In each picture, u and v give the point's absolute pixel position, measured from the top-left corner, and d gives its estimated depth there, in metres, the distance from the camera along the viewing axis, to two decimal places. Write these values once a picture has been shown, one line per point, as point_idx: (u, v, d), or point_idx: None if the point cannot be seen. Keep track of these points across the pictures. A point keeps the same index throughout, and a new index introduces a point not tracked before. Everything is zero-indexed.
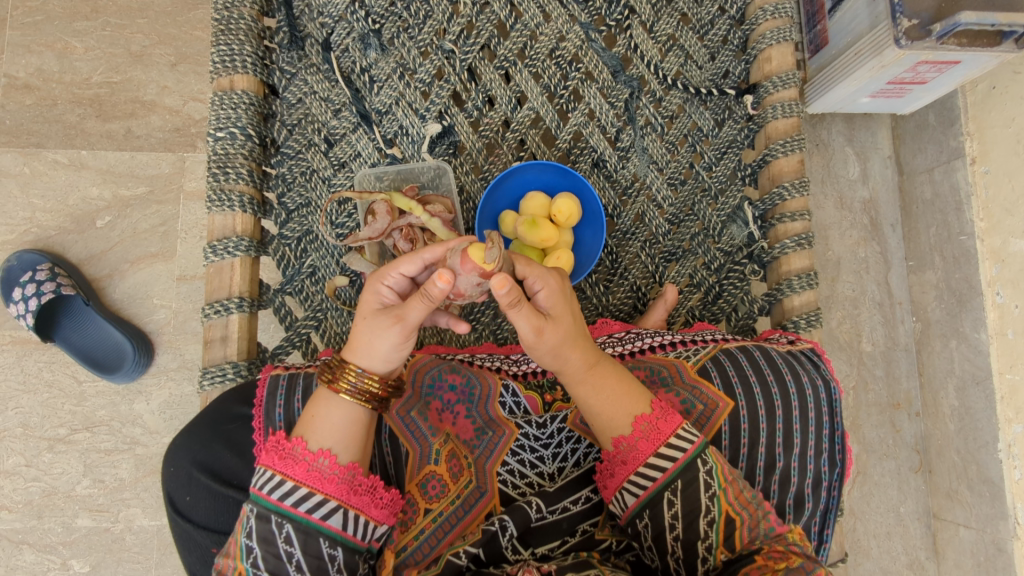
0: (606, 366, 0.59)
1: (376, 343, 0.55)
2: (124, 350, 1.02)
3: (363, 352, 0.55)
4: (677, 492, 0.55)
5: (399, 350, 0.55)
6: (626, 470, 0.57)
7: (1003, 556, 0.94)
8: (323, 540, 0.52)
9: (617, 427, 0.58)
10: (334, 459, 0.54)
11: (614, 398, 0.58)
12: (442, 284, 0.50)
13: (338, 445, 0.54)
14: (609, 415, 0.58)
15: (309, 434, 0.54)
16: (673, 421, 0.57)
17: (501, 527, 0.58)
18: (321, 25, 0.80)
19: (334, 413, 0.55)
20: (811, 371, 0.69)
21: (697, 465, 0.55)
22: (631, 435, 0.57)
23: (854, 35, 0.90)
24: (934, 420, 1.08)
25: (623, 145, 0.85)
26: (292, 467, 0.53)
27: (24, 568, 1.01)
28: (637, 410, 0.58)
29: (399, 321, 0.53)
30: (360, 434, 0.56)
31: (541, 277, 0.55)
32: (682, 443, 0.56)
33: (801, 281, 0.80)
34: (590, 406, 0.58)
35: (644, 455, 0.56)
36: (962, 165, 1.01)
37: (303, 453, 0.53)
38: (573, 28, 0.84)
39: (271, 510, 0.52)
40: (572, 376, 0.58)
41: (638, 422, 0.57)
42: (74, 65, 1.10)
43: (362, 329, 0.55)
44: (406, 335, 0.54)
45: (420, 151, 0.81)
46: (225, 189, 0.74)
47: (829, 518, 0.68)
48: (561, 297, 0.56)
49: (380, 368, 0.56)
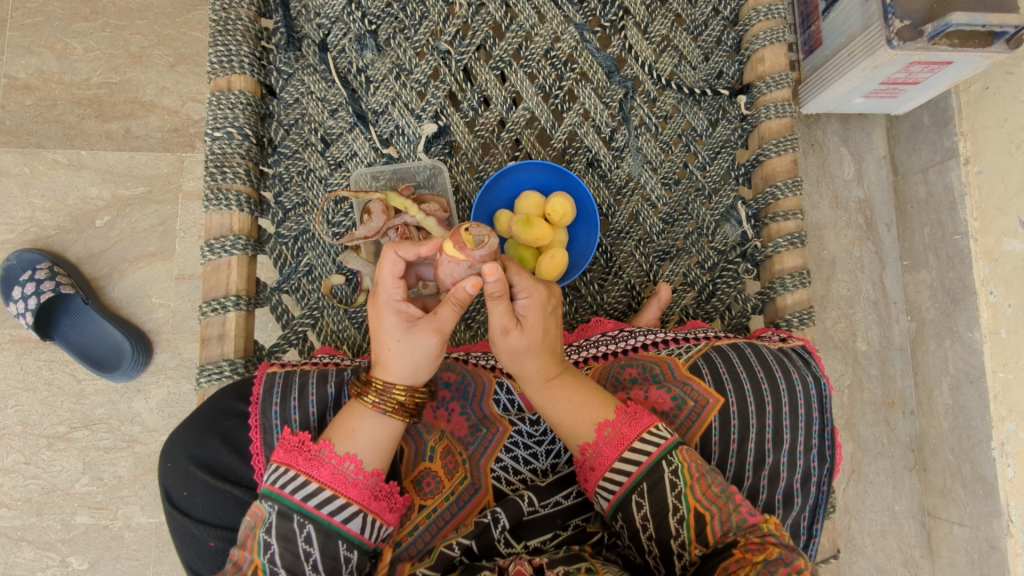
0: (566, 378, 0.61)
1: (417, 357, 0.55)
2: (123, 348, 1.03)
3: (402, 370, 0.55)
4: (645, 493, 0.56)
5: (435, 359, 0.56)
6: (596, 476, 0.58)
7: (996, 554, 0.94)
8: (342, 542, 0.53)
9: (582, 435, 0.59)
10: (361, 464, 0.55)
11: (573, 408, 0.59)
12: (473, 287, 0.52)
13: (366, 452, 0.55)
14: (570, 425, 0.59)
15: (336, 438, 0.55)
16: (640, 425, 0.58)
17: (493, 520, 0.58)
18: (318, 26, 0.81)
19: (368, 425, 0.56)
20: (801, 367, 0.69)
21: (662, 467, 0.56)
22: (596, 441, 0.58)
23: (848, 35, 0.91)
24: (928, 419, 1.08)
25: (617, 145, 0.85)
26: (319, 468, 0.54)
27: (23, 565, 1.02)
28: (599, 418, 0.59)
29: (437, 332, 0.54)
30: (391, 445, 0.57)
31: (528, 288, 0.56)
32: (649, 445, 0.57)
33: (794, 280, 0.81)
34: (551, 413, 0.60)
35: (610, 460, 0.58)
36: (956, 165, 1.01)
37: (330, 456, 0.54)
38: (568, 29, 0.85)
39: (292, 509, 0.52)
40: (532, 383, 0.60)
41: (602, 429, 0.58)
42: (73, 65, 1.11)
43: (396, 351, 0.55)
44: (445, 344, 0.55)
45: (417, 150, 0.82)
46: (223, 188, 0.75)
47: (819, 513, 0.69)
48: (541, 309, 0.57)
49: (423, 378, 0.57)
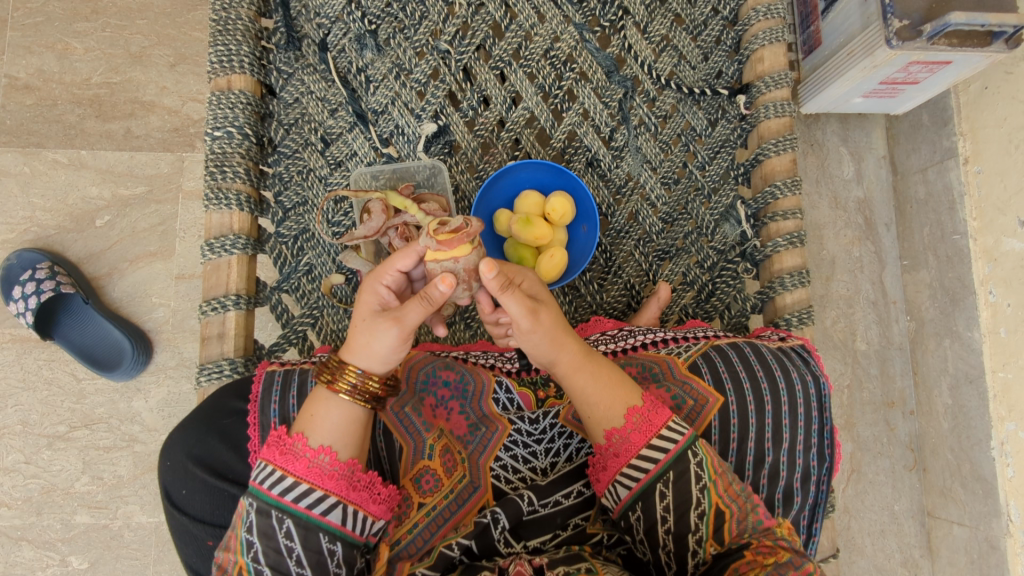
0: (597, 359, 0.61)
1: (374, 346, 0.55)
2: (124, 347, 1.03)
3: (362, 353, 0.56)
4: (669, 483, 0.55)
5: (397, 353, 0.56)
6: (619, 463, 0.57)
7: (996, 554, 0.94)
8: (323, 535, 0.53)
9: (612, 418, 0.58)
10: (335, 455, 0.54)
11: (608, 389, 0.59)
12: (444, 287, 0.53)
13: (338, 442, 0.55)
14: (608, 406, 0.59)
15: (309, 431, 0.55)
16: (664, 413, 0.58)
17: (492, 520, 0.58)
18: (318, 25, 0.81)
19: (333, 413, 0.56)
20: (800, 366, 0.69)
21: (688, 457, 0.56)
22: (624, 426, 0.58)
23: (847, 35, 0.92)
24: (927, 419, 1.08)
25: (617, 144, 0.86)
26: (293, 463, 0.53)
27: (23, 564, 1.02)
28: (630, 402, 0.59)
29: (397, 323, 0.54)
30: (358, 431, 0.56)
31: (522, 272, 0.60)
32: (674, 435, 0.56)
33: (793, 279, 0.81)
34: (586, 399, 0.59)
35: (638, 446, 0.57)
36: (955, 165, 1.01)
37: (304, 449, 0.54)
38: (568, 28, 0.85)
39: (271, 505, 0.52)
40: (563, 369, 0.59)
41: (631, 414, 0.58)
42: (74, 65, 1.11)
43: (360, 330, 0.56)
44: (405, 338, 0.55)
45: (416, 150, 0.82)
46: (222, 188, 0.75)
47: (819, 512, 0.69)
48: (543, 288, 0.61)
49: (379, 369, 0.57)
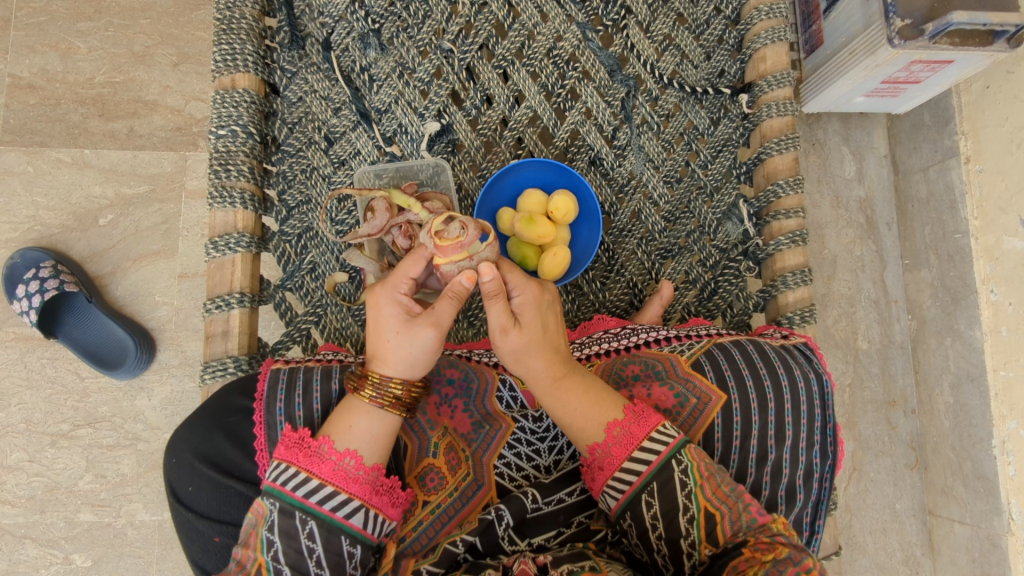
0: (575, 379, 0.61)
1: (414, 352, 0.56)
2: (127, 346, 1.03)
3: (401, 364, 0.56)
4: (655, 492, 0.56)
5: (433, 355, 0.57)
6: (604, 475, 0.58)
7: (997, 552, 0.95)
8: (345, 537, 0.53)
9: (590, 435, 0.59)
10: (361, 459, 0.55)
11: (584, 407, 0.59)
12: (468, 281, 0.55)
13: (366, 447, 0.55)
14: (581, 425, 0.59)
15: (336, 434, 0.55)
16: (649, 423, 0.58)
17: (497, 517, 0.58)
18: (322, 24, 0.81)
19: (372, 423, 0.56)
20: (803, 364, 0.70)
21: (672, 466, 0.56)
22: (604, 441, 0.58)
23: (848, 34, 0.92)
24: (928, 418, 1.09)
25: (619, 144, 0.86)
26: (319, 465, 0.54)
27: (27, 562, 1.02)
28: (608, 418, 0.59)
29: (435, 325, 0.56)
30: (387, 438, 0.57)
31: (520, 285, 0.58)
32: (656, 446, 0.57)
33: (796, 278, 0.81)
34: (560, 414, 0.60)
35: (619, 460, 0.57)
36: (956, 164, 1.01)
37: (330, 452, 0.54)
38: (571, 28, 0.85)
39: (294, 505, 0.53)
40: (540, 385, 0.60)
41: (611, 429, 0.58)
42: (77, 65, 1.11)
43: (395, 343, 0.56)
44: (442, 338, 0.56)
45: (419, 149, 0.82)
46: (227, 186, 0.75)
47: (821, 509, 0.69)
48: (536, 304, 0.59)
49: (418, 374, 0.57)
